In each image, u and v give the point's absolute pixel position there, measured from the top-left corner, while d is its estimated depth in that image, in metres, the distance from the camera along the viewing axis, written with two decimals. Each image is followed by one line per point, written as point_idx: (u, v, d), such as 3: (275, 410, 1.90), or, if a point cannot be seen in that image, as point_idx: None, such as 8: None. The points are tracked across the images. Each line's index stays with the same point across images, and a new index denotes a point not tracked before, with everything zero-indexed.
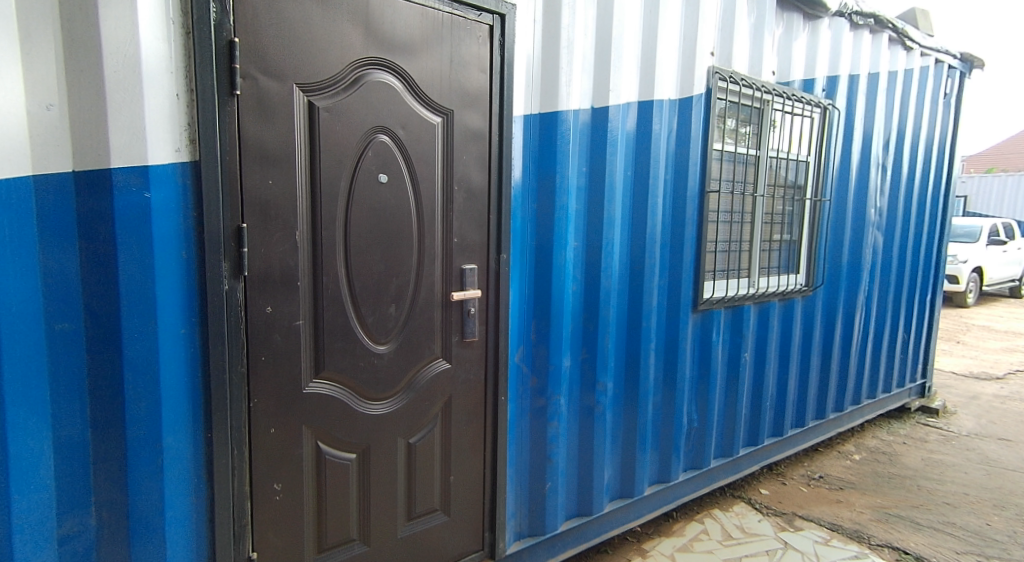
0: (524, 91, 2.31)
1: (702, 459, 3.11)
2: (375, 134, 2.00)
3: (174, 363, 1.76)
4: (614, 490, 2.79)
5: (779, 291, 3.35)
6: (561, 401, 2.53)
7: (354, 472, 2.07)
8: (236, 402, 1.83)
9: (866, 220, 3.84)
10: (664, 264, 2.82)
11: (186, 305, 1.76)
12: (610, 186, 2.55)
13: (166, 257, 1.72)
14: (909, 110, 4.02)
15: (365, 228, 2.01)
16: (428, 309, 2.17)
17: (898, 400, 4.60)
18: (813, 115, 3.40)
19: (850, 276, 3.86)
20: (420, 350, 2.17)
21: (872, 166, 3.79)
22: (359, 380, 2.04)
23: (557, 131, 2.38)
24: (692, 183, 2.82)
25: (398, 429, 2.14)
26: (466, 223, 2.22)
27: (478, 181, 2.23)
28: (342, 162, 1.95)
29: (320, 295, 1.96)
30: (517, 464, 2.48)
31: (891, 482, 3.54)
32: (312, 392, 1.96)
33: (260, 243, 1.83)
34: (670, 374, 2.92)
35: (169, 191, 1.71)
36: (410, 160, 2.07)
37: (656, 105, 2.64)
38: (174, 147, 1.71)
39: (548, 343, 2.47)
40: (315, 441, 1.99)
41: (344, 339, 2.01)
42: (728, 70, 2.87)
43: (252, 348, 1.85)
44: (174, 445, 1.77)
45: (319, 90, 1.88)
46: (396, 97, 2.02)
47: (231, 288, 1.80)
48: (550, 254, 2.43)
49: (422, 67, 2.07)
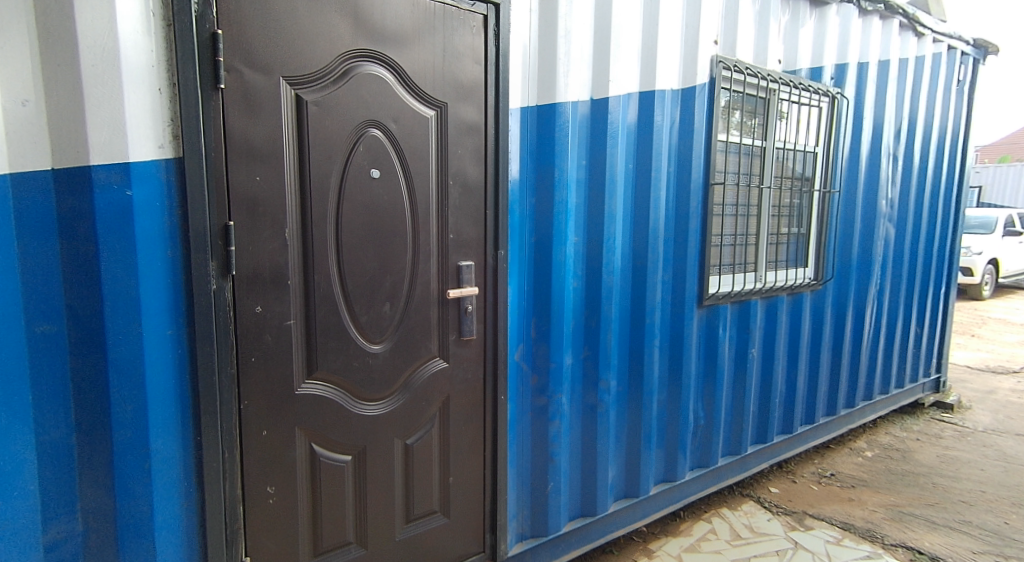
0: (520, 82, 2.25)
1: (709, 457, 3.04)
2: (366, 128, 1.95)
3: (161, 364, 1.71)
4: (618, 490, 2.73)
5: (787, 285, 3.26)
6: (562, 399, 2.47)
7: (351, 474, 2.02)
8: (226, 405, 1.78)
9: (878, 211, 3.74)
10: (668, 260, 2.74)
11: (173, 306, 1.72)
12: (610, 180, 2.48)
13: (150, 257, 1.67)
14: (920, 97, 3.92)
15: (357, 224, 1.96)
16: (424, 307, 2.12)
17: (913, 396, 4.49)
18: (821, 104, 3.31)
19: (862, 269, 3.76)
20: (416, 349, 2.12)
21: (883, 156, 3.69)
22: (353, 380, 1.99)
23: (555, 123, 2.31)
24: (696, 175, 2.74)
25: (395, 429, 2.09)
26: (462, 218, 2.16)
27: (474, 176, 2.17)
28: (332, 157, 1.90)
29: (311, 293, 1.91)
30: (519, 465, 2.43)
31: (905, 479, 3.45)
32: (306, 393, 1.92)
33: (248, 241, 1.79)
34: (675, 371, 2.85)
35: (153, 189, 1.67)
36: (403, 155, 2.02)
37: (659, 96, 2.57)
38: (157, 143, 1.67)
39: (548, 341, 2.41)
40: (310, 443, 1.94)
41: (337, 338, 1.95)
42: (733, 59, 2.79)
43: (243, 349, 1.80)
44: (163, 449, 1.73)
45: (307, 84, 1.83)
46: (386, 90, 1.97)
47: (219, 288, 1.75)
48: (550, 250, 2.37)
49: (414, 58, 2.01)
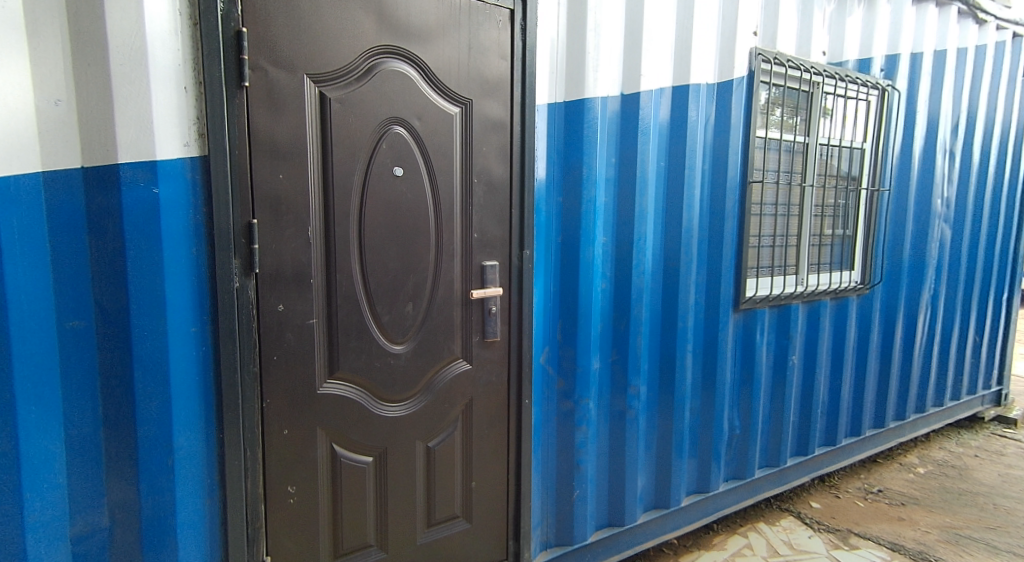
0: (547, 78, 2.20)
1: (746, 469, 2.92)
2: (390, 126, 1.93)
3: (185, 361, 1.72)
4: (649, 500, 2.65)
5: (831, 289, 3.12)
6: (590, 404, 2.40)
7: (372, 475, 2.00)
8: (248, 403, 1.78)
9: (932, 211, 3.55)
10: (702, 261, 2.64)
11: (196, 303, 1.72)
12: (641, 179, 2.40)
13: (174, 254, 1.68)
14: (980, 90, 3.70)
15: (380, 223, 1.94)
16: (447, 307, 2.08)
17: (971, 409, 4.24)
18: (870, 98, 3.15)
19: (914, 273, 3.57)
20: (439, 350, 2.08)
21: (938, 153, 3.50)
22: (375, 380, 1.97)
23: (584, 120, 2.25)
24: (733, 173, 2.64)
25: (416, 432, 2.06)
26: (487, 217, 2.12)
27: (500, 174, 2.13)
28: (356, 155, 1.88)
29: (333, 292, 1.89)
30: (544, 471, 2.37)
31: (962, 499, 3.25)
32: (327, 393, 1.90)
33: (271, 239, 1.78)
34: (710, 378, 2.74)
35: (178, 186, 1.68)
36: (427, 153, 1.99)
37: (693, 91, 2.48)
38: (183, 141, 1.68)
39: (576, 344, 2.35)
40: (331, 443, 1.92)
41: (359, 338, 1.93)
42: (773, 52, 2.68)
43: (265, 347, 1.79)
44: (186, 446, 1.73)
45: (331, 81, 1.82)
46: (411, 87, 1.94)
47: (242, 286, 1.75)
48: (577, 251, 2.31)
49: (438, 54, 1.98)
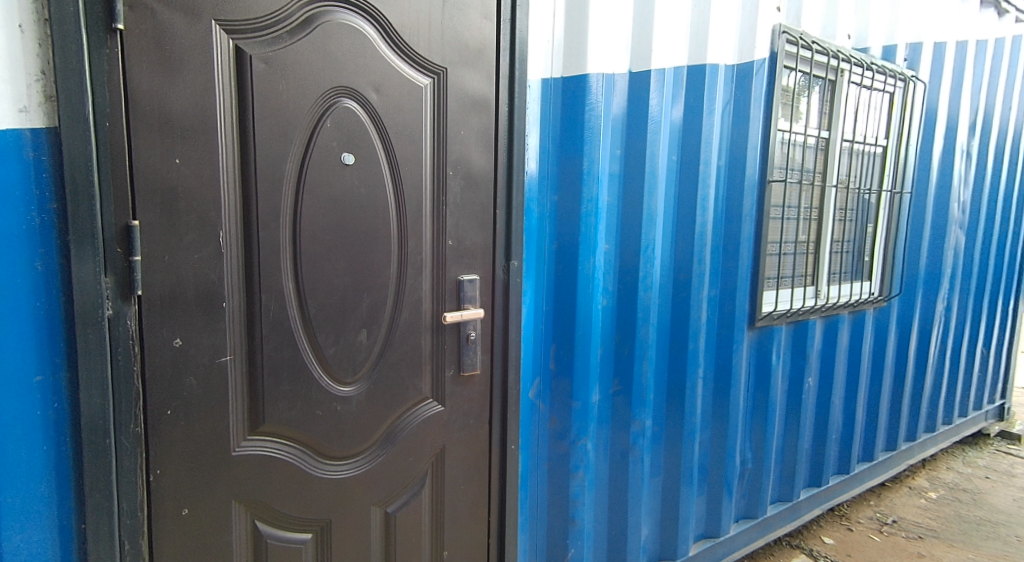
0: (540, 46, 1.76)
1: (757, 506, 2.54)
2: (336, 98, 1.44)
3: (24, 424, 1.20)
4: (651, 551, 2.24)
5: (851, 303, 2.77)
6: (588, 446, 1.97)
7: (311, 556, 1.52)
8: (127, 476, 1.28)
9: (950, 216, 3.23)
10: (716, 273, 2.22)
11: (44, 341, 1.20)
12: (652, 175, 1.97)
13: (6, 270, 1.16)
14: (997, 85, 3.41)
15: (323, 225, 1.46)
16: (412, 335, 1.62)
17: (976, 425, 3.98)
18: (894, 91, 2.80)
19: (929, 284, 3.24)
20: (401, 391, 1.62)
21: (957, 153, 3.18)
22: (315, 434, 1.49)
23: (586, 101, 1.82)
24: (752, 170, 2.22)
25: (371, 496, 1.59)
26: (464, 219, 1.66)
27: (481, 166, 1.67)
28: (288, 135, 1.40)
29: (257, 318, 1.40)
30: (533, 527, 1.94)
31: (981, 530, 2.93)
32: (248, 454, 1.42)
33: (163, 248, 1.28)
34: (721, 407, 2.34)
35: (10, 172, 1.15)
36: (385, 135, 1.52)
37: (710, 72, 2.05)
38: (19, 104, 1.16)
39: (572, 375, 1.92)
40: (253, 519, 1.44)
41: (292, 379, 1.45)
42: (798, 30, 2.29)
43: (153, 398, 1.31)
44: (24, 546, 1.21)
45: (252, 33, 1.33)
46: (365, 47, 1.46)
47: (118, 315, 1.25)
48: (575, 261, 1.88)
49: (402, 7, 1.50)
